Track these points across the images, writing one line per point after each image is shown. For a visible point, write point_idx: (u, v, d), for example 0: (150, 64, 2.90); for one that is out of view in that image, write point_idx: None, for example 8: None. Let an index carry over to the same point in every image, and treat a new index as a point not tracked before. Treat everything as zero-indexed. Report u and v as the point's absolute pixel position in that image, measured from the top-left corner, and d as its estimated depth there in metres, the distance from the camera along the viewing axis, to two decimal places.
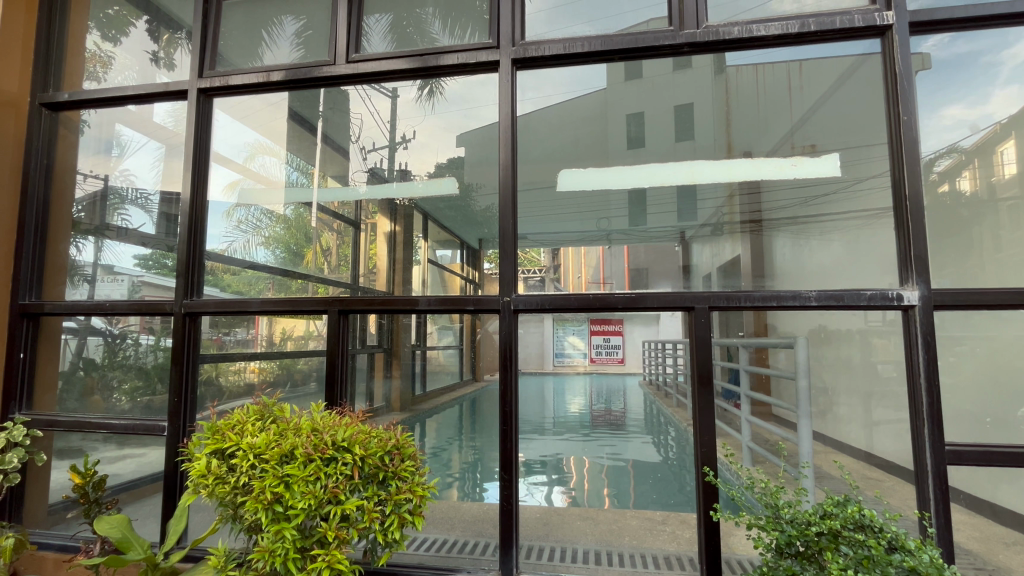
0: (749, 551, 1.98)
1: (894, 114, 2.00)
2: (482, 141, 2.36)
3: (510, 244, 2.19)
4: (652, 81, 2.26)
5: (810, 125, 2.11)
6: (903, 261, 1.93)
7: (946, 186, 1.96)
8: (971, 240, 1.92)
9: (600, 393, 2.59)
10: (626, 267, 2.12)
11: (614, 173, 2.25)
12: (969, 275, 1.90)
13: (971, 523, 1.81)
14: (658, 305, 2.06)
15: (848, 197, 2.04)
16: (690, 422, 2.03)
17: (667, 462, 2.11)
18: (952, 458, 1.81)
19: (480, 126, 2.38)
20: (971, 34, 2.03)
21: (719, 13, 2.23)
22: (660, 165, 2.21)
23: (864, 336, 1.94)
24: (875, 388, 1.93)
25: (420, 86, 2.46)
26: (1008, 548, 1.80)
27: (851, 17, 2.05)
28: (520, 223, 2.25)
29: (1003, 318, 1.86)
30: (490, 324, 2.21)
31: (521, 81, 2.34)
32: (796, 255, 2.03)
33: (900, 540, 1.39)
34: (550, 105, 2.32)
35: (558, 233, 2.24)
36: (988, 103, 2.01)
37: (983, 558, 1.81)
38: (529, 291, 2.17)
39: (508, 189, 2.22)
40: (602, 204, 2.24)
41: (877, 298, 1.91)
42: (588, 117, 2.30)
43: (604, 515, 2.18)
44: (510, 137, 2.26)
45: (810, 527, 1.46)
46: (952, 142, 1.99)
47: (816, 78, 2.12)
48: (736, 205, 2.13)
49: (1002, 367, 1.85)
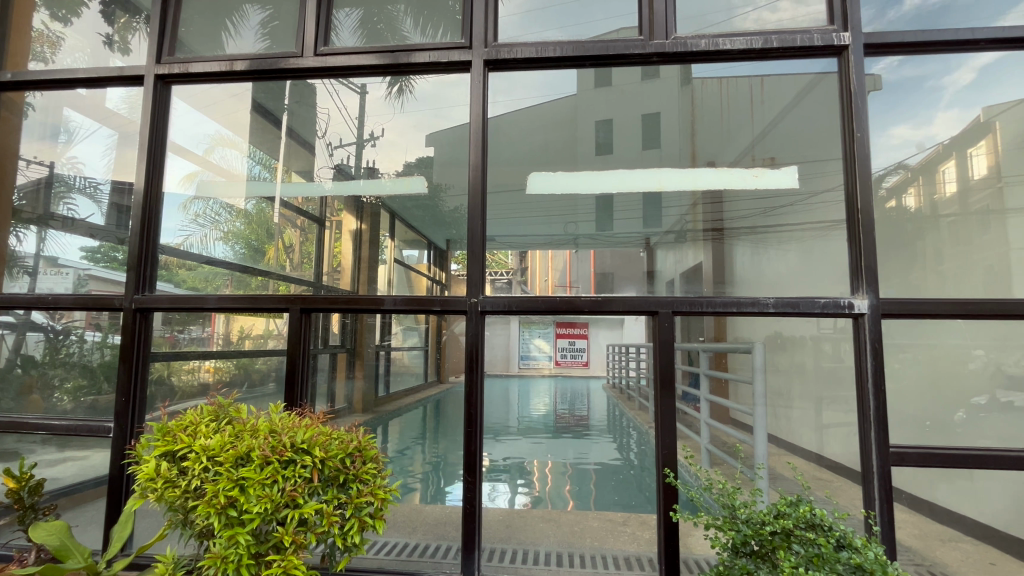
0: (707, 550, 2.02)
1: (849, 131, 2.10)
2: (453, 142, 2.35)
3: (478, 245, 2.19)
4: (620, 89, 2.30)
5: (770, 138, 2.19)
6: (854, 270, 2.02)
7: (893, 202, 2.07)
8: (915, 253, 2.03)
9: (564, 396, 2.49)
10: (590, 272, 2.15)
11: (581, 178, 2.28)
12: (911, 287, 2.01)
13: (912, 521, 1.91)
14: (622, 309, 2.09)
15: (805, 209, 2.13)
16: (652, 425, 2.06)
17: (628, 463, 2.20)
18: (896, 459, 1.90)
19: (449, 124, 2.37)
20: (918, 59, 2.14)
21: (687, 25, 2.28)
22: (628, 173, 2.25)
23: (817, 342, 2.02)
24: (826, 392, 2.01)
25: (389, 83, 2.43)
26: (943, 545, 1.92)
27: (811, 36, 2.14)
28: (489, 225, 2.25)
29: (943, 327, 1.97)
30: (455, 324, 2.19)
31: (493, 83, 2.34)
32: (754, 263, 2.09)
33: (847, 539, 1.44)
34: (521, 107, 2.33)
35: (526, 236, 2.24)
36: (931, 125, 2.13)
37: (922, 554, 1.92)
38: (496, 292, 2.18)
39: (476, 191, 2.22)
40: (569, 206, 2.26)
41: (830, 306, 1.99)
42: (558, 120, 2.32)
43: (566, 517, 2.20)
44: (481, 137, 2.25)
45: (765, 527, 1.50)
46: (899, 160, 2.10)
47: (777, 94, 2.20)
48: (699, 213, 2.19)
49: (943, 374, 1.95)
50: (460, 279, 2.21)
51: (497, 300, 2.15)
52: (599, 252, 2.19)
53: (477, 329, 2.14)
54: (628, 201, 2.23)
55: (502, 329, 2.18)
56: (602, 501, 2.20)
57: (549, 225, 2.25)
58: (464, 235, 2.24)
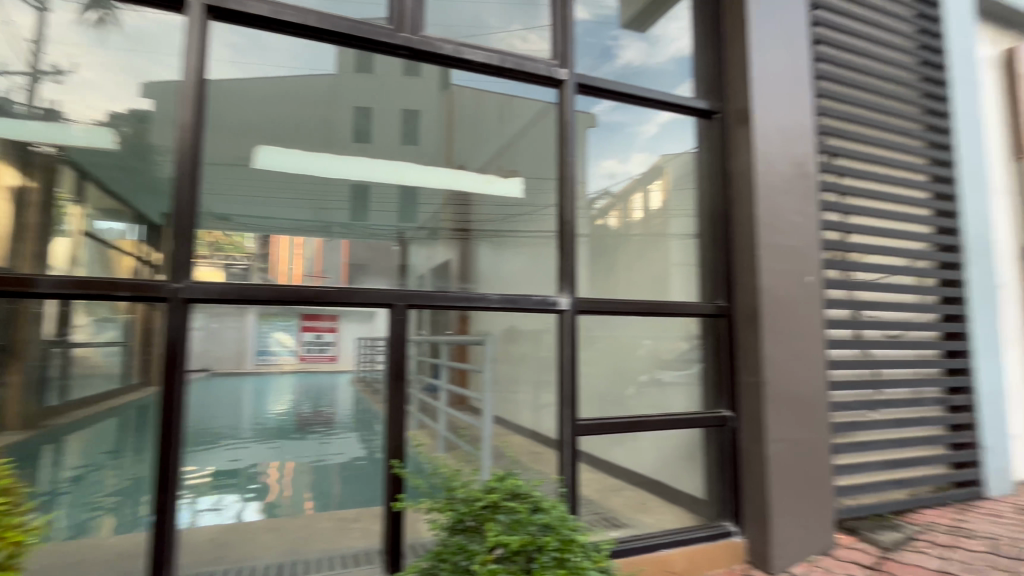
0: (427, 534, 2.13)
1: (563, 153, 2.42)
2: (164, 95, 1.95)
3: (187, 221, 1.85)
4: (377, 77, 2.22)
5: (515, 153, 2.46)
6: (561, 272, 2.35)
7: (603, 221, 2.54)
8: (608, 262, 2.50)
9: (307, 390, 2.05)
10: (334, 262, 2.05)
11: (330, 163, 2.14)
12: (609, 289, 2.48)
13: (595, 478, 2.36)
14: (365, 302, 2.03)
15: (537, 219, 2.44)
16: (381, 417, 2.07)
17: None
18: (583, 430, 2.29)
19: (160, 71, 1.95)
20: (625, 106, 2.65)
21: (439, 29, 2.35)
22: (378, 164, 2.21)
23: (538, 334, 2.36)
24: (541, 378, 2.33)
25: (86, 6, 1.92)
26: (613, 495, 2.41)
27: (539, 65, 2.42)
28: (211, 200, 1.94)
29: (623, 321, 2.47)
30: (173, 314, 1.81)
31: (222, 38, 2.02)
32: (494, 263, 2.31)
33: (541, 503, 1.69)
34: (261, 74, 2.08)
35: (272, 218, 2.05)
36: (631, 162, 2.69)
37: (598, 504, 2.36)
38: (230, 281, 1.89)
39: (184, 157, 1.86)
40: (311, 190, 2.10)
41: (540, 303, 2.28)
42: (307, 97, 2.13)
43: (294, 523, 2.06)
44: (194, 94, 1.90)
45: (477, 503, 1.65)
46: (606, 187, 2.59)
47: (518, 113, 2.46)
48: (449, 212, 2.33)
49: (622, 358, 2.48)
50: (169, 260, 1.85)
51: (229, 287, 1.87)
52: (343, 243, 2.08)
53: (193, 320, 1.85)
54: (377, 193, 2.20)
55: (236, 323, 1.90)
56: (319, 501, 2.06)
57: (291, 209, 2.07)
58: (176, 207, 1.85)
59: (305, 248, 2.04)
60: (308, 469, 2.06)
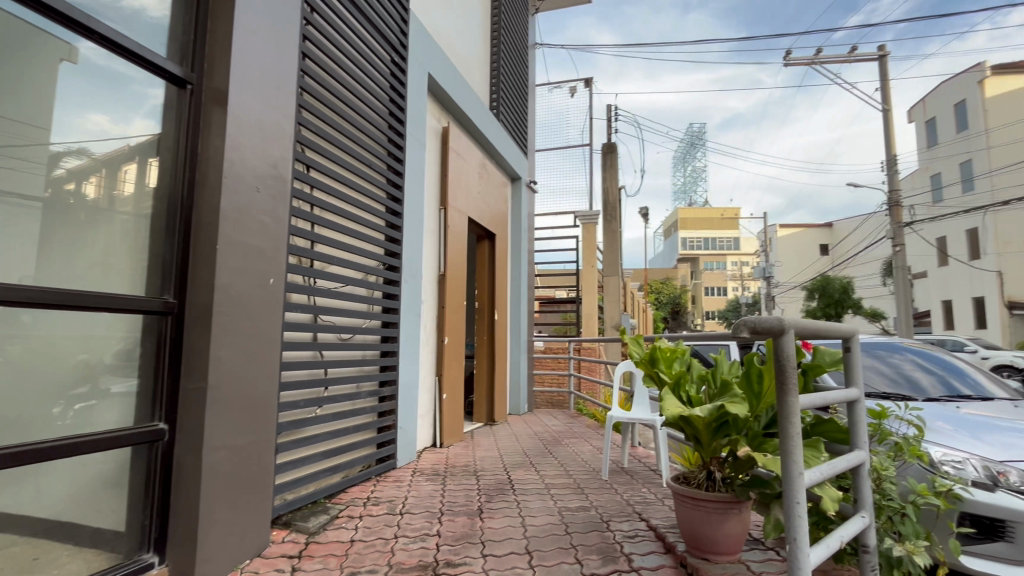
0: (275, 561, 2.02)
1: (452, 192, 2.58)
2: (46, 64, 1.64)
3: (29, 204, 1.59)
4: (258, 87, 2.17)
5: None
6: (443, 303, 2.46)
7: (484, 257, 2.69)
8: None
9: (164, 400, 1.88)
10: (179, 271, 1.96)
11: (193, 169, 2.02)
12: None
13: None
14: (227, 314, 1.97)
15: None
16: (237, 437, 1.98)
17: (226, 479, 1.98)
18: None
19: None
20: None
21: None
22: (252, 174, 2.13)
23: None
24: None
25: None
26: (483, 521, 2.47)
27: None
28: (102, 201, 1.79)
29: None
30: (14, 321, 1.52)
31: (115, 22, 1.79)
32: None
33: None
34: (165, 82, 1.97)
35: (133, 213, 1.87)
36: None
37: (469, 530, 2.41)
38: (72, 278, 1.69)
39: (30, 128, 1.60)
40: (163, 194, 1.96)
41: None
42: (175, 99, 2.01)
43: (125, 555, 1.78)
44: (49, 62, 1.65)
45: None
46: None
47: None
48: None
49: None
50: (39, 263, 1.61)
51: (98, 294, 1.69)
52: (202, 252, 1.97)
53: (57, 331, 1.62)
54: (247, 204, 2.10)
55: (102, 336, 1.74)
56: (134, 541, 1.81)
57: (140, 211, 1.89)
58: (51, 202, 1.65)
59: (150, 256, 1.92)
60: (126, 503, 1.80)
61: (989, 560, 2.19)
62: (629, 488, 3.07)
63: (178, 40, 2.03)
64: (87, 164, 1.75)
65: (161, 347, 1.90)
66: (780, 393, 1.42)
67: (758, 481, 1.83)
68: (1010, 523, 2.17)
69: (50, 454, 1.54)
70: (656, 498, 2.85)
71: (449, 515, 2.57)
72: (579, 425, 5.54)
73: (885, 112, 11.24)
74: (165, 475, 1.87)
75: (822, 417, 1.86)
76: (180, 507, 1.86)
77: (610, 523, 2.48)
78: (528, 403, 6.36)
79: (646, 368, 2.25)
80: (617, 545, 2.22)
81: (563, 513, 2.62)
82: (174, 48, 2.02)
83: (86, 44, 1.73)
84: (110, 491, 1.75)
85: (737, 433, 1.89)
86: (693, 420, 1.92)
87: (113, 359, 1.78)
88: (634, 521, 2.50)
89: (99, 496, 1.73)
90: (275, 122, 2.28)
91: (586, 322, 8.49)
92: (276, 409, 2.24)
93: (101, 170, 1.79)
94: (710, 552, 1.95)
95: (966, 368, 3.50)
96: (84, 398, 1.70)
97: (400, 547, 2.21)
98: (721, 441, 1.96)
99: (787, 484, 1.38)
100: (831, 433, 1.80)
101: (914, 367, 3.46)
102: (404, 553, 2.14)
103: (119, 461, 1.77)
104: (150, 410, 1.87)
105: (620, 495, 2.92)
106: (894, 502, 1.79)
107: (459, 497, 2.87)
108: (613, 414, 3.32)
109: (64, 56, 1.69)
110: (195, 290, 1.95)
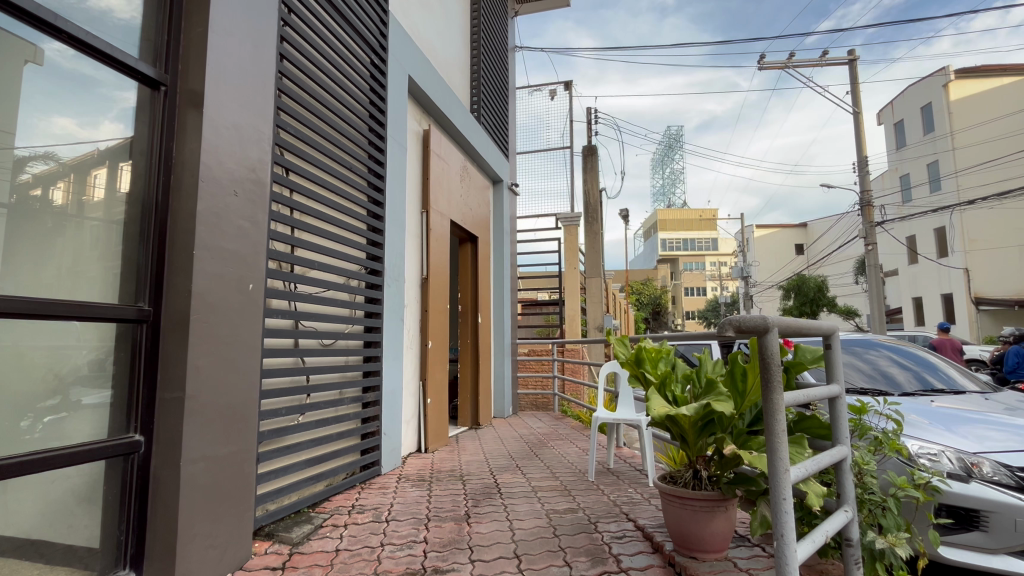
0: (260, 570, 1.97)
1: None
2: (13, 65, 1.57)
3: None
4: (233, 88, 2.12)
5: None
6: None
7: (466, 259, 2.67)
8: None
9: (142, 408, 1.83)
10: (154, 277, 1.90)
11: (167, 173, 1.97)
12: None
13: None
14: (204, 320, 1.92)
15: None
16: (213, 447, 1.94)
17: (212, 488, 1.93)
18: None
19: None
20: None
21: None
22: (229, 179, 2.09)
23: None
24: None
25: None
26: (470, 527, 2.45)
27: None
28: (70, 207, 1.73)
29: None
30: None
31: (86, 24, 1.75)
32: None
33: None
34: (136, 84, 1.92)
35: (104, 217, 1.81)
36: None
37: (456, 536, 2.39)
38: (41, 287, 1.63)
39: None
40: (136, 199, 1.91)
41: None
42: (147, 102, 1.96)
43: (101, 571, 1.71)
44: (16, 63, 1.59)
45: None
46: None
47: None
48: None
49: None
50: (6, 270, 1.53)
51: (67, 303, 1.64)
52: (178, 258, 1.92)
53: (28, 342, 1.56)
54: (225, 208, 2.06)
55: (73, 346, 1.69)
56: (109, 557, 1.75)
57: (112, 217, 1.83)
58: (16, 208, 1.57)
59: (122, 263, 1.86)
60: (100, 519, 1.73)
61: (966, 550, 2.25)
62: (616, 488, 3.08)
63: (150, 40, 1.97)
64: (54, 169, 1.68)
65: (137, 355, 1.84)
66: (765, 390, 1.43)
67: (744, 479, 1.85)
68: (984, 513, 2.23)
69: (16, 471, 1.47)
70: (642, 498, 2.87)
71: (436, 521, 2.55)
72: (564, 426, 5.55)
73: (855, 115, 11.55)
74: (144, 485, 1.81)
75: (804, 414, 1.88)
76: (160, 519, 1.81)
77: (598, 524, 2.48)
78: (512, 405, 6.35)
79: (633, 369, 2.27)
80: (605, 546, 2.23)
81: (551, 516, 2.61)
82: (147, 48, 1.97)
83: (53, 45, 1.67)
84: (82, 507, 1.69)
85: (723, 432, 1.91)
86: (680, 419, 1.94)
87: (90, 366, 1.73)
88: (622, 521, 2.51)
89: (72, 513, 1.66)
90: (252, 125, 2.23)
91: (568, 323, 8.52)
92: (256, 418, 2.19)
93: (70, 175, 1.72)
94: (697, 550, 1.96)
95: (939, 363, 3.60)
96: (54, 411, 1.63)
97: (387, 554, 2.18)
98: (707, 439, 1.99)
99: (773, 480, 1.40)
100: (813, 429, 1.83)
101: (891, 363, 3.54)
102: (391, 561, 2.11)
103: (93, 475, 1.71)
104: (125, 422, 1.81)
105: (606, 495, 2.93)
106: (875, 495, 1.83)
107: (445, 502, 2.84)
108: (599, 415, 3.32)
109: (30, 58, 1.62)
110: (172, 296, 1.90)
